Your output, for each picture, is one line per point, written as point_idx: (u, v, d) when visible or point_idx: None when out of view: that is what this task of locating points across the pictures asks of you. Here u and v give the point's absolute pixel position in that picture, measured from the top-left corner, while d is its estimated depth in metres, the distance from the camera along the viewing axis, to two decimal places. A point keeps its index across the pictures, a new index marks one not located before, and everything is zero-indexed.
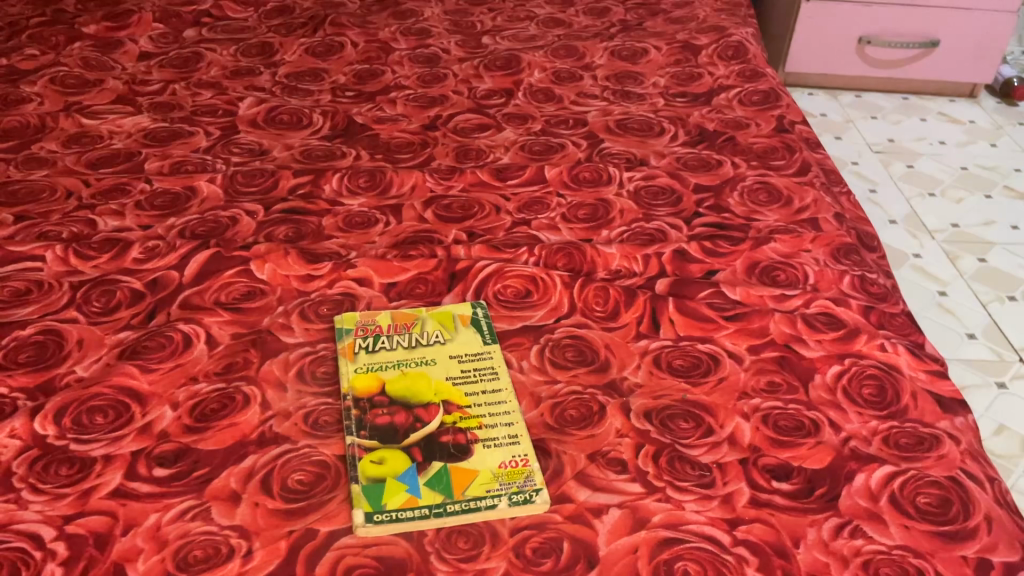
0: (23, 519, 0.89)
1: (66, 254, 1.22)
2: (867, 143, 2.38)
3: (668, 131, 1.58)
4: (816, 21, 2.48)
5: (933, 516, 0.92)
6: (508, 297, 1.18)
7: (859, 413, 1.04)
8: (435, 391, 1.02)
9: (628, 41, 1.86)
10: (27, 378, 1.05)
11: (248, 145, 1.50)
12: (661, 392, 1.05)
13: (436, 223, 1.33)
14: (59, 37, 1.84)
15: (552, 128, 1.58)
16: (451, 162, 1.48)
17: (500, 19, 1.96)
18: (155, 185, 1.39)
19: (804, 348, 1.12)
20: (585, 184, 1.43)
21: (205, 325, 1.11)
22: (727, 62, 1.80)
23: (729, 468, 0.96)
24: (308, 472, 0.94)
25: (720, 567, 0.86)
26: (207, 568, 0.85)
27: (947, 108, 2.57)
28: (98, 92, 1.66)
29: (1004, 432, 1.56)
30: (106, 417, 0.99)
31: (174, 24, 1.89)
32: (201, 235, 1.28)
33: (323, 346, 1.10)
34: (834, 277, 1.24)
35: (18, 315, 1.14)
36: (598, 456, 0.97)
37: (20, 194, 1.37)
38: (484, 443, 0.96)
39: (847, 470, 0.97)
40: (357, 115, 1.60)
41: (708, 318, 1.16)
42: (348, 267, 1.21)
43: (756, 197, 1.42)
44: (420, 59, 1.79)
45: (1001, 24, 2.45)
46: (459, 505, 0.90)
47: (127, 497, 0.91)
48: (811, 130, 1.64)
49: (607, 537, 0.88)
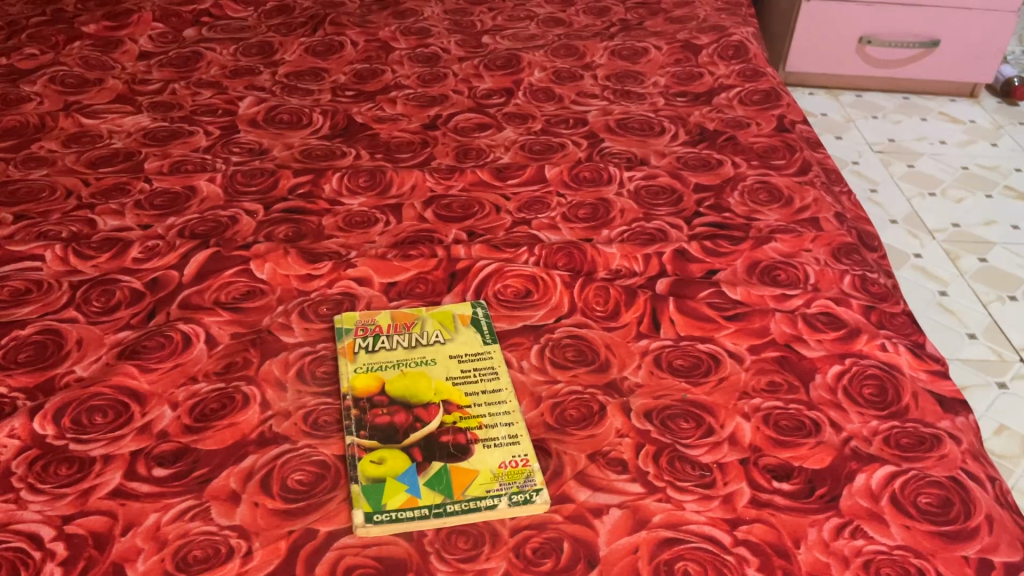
0: (22, 519, 0.89)
1: (66, 254, 1.22)
2: (867, 143, 2.38)
3: (668, 131, 1.58)
4: (817, 21, 2.48)
5: (934, 516, 0.92)
6: (508, 296, 1.17)
7: (859, 413, 1.04)
8: (435, 391, 1.01)
9: (629, 41, 1.86)
10: (27, 378, 1.04)
11: (248, 145, 1.50)
12: (661, 392, 1.05)
13: (436, 223, 1.33)
14: (59, 37, 1.83)
15: (552, 127, 1.58)
16: (451, 162, 1.48)
17: (500, 19, 1.95)
18: (155, 185, 1.38)
19: (805, 348, 1.12)
20: (585, 184, 1.43)
21: (204, 325, 1.11)
22: (727, 61, 1.80)
23: (729, 468, 0.96)
24: (308, 472, 0.94)
25: (720, 568, 0.86)
26: (206, 568, 0.84)
27: (948, 108, 2.56)
28: (97, 91, 1.66)
29: (1005, 432, 1.55)
30: (105, 417, 0.99)
31: (174, 24, 1.89)
32: (201, 235, 1.27)
33: (323, 346, 1.09)
34: (834, 277, 1.23)
35: (18, 315, 1.14)
36: (598, 456, 0.97)
37: (19, 194, 1.37)
38: (484, 443, 0.96)
39: (847, 470, 0.96)
40: (356, 115, 1.60)
41: (709, 317, 1.16)
42: (347, 267, 1.20)
43: (757, 196, 1.42)
44: (420, 58, 1.79)
45: (1001, 24, 2.45)
46: (459, 506, 0.89)
47: (127, 497, 0.91)
48: (811, 130, 1.64)
49: (607, 537, 0.88)
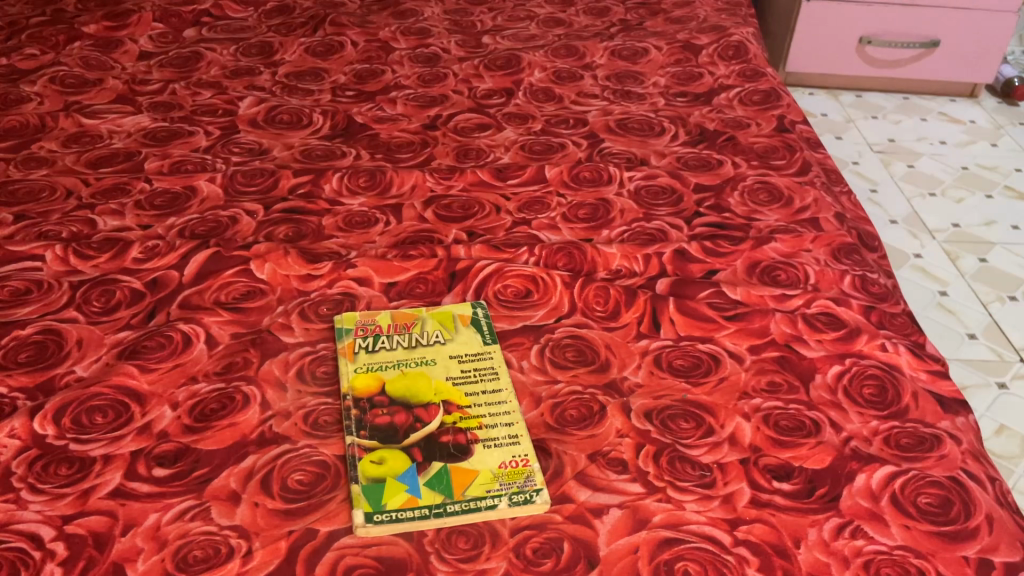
0: (22, 519, 0.89)
1: (66, 254, 1.22)
2: (867, 143, 2.38)
3: (668, 131, 1.58)
4: (818, 21, 2.48)
5: (935, 516, 0.92)
6: (508, 297, 1.17)
7: (859, 413, 1.04)
8: (436, 391, 1.02)
9: (629, 41, 1.86)
10: (27, 378, 1.05)
11: (248, 145, 1.50)
12: (661, 392, 1.05)
13: (436, 223, 1.33)
14: (59, 37, 1.83)
15: (553, 128, 1.58)
16: (451, 162, 1.48)
17: (500, 19, 1.95)
18: (155, 185, 1.39)
19: (804, 349, 1.12)
20: (585, 184, 1.43)
21: (205, 325, 1.11)
22: (728, 62, 1.80)
23: (729, 468, 0.96)
24: (309, 471, 0.94)
25: (720, 568, 0.86)
26: (206, 568, 0.84)
27: (948, 108, 2.56)
28: (97, 91, 1.66)
29: (1005, 432, 1.55)
30: (106, 417, 0.99)
31: (174, 24, 1.89)
32: (201, 235, 1.27)
33: (323, 346, 1.09)
34: (834, 277, 1.24)
35: (18, 315, 1.14)
36: (598, 456, 0.97)
37: (19, 194, 1.37)
38: (484, 443, 0.96)
39: (848, 470, 0.96)
40: (356, 115, 1.60)
41: (709, 317, 1.16)
42: (348, 267, 1.20)
43: (757, 196, 1.42)
44: (420, 58, 1.79)
45: (1002, 24, 2.45)
46: (459, 506, 0.89)
47: (127, 497, 0.91)
48: (811, 130, 1.64)
49: (607, 538, 0.88)
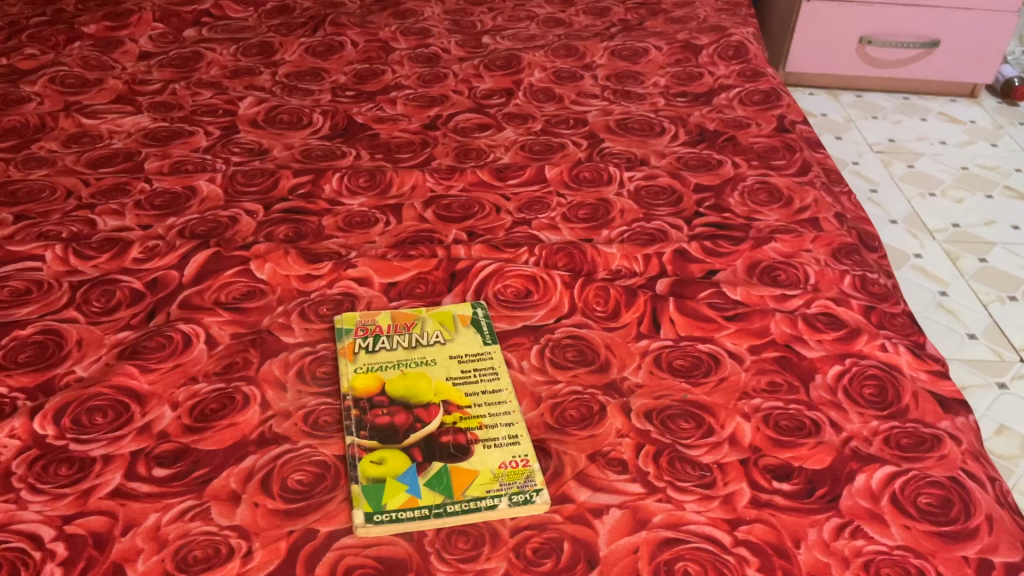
0: (22, 519, 0.89)
1: (66, 254, 1.22)
2: (867, 143, 2.38)
3: (668, 131, 1.58)
4: (818, 21, 2.48)
5: (935, 516, 0.92)
6: (509, 297, 1.17)
7: (859, 413, 1.04)
8: (435, 391, 1.02)
9: (629, 41, 1.86)
10: (27, 378, 1.05)
11: (248, 145, 1.50)
12: (661, 392, 1.05)
13: (436, 223, 1.33)
14: (59, 37, 1.83)
15: (553, 128, 1.58)
16: (451, 162, 1.48)
17: (500, 19, 1.96)
18: (155, 185, 1.39)
19: (804, 349, 1.12)
20: (585, 184, 1.43)
21: (205, 325, 1.11)
22: (728, 62, 1.80)
23: (730, 468, 0.96)
24: (309, 471, 0.94)
25: (720, 568, 0.86)
26: (206, 568, 0.84)
27: (948, 108, 2.56)
28: (97, 91, 1.66)
29: (1005, 432, 1.55)
30: (106, 417, 0.99)
31: (174, 24, 1.89)
32: (201, 235, 1.27)
33: (323, 346, 1.09)
34: (834, 277, 1.24)
35: (17, 314, 1.14)
36: (598, 456, 0.97)
37: (19, 194, 1.37)
38: (484, 443, 0.96)
39: (848, 470, 0.96)
40: (356, 115, 1.60)
41: (709, 317, 1.16)
42: (348, 267, 1.20)
43: (757, 196, 1.42)
44: (420, 58, 1.79)
45: (1001, 24, 2.45)
46: (459, 506, 0.89)
47: (127, 497, 0.91)
48: (811, 129, 1.64)
49: (607, 538, 0.88)
